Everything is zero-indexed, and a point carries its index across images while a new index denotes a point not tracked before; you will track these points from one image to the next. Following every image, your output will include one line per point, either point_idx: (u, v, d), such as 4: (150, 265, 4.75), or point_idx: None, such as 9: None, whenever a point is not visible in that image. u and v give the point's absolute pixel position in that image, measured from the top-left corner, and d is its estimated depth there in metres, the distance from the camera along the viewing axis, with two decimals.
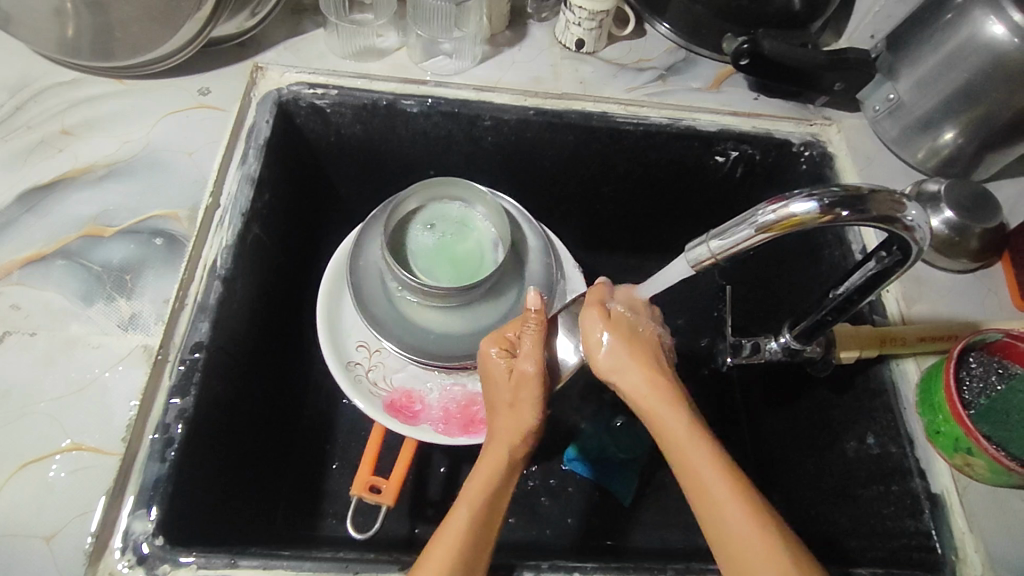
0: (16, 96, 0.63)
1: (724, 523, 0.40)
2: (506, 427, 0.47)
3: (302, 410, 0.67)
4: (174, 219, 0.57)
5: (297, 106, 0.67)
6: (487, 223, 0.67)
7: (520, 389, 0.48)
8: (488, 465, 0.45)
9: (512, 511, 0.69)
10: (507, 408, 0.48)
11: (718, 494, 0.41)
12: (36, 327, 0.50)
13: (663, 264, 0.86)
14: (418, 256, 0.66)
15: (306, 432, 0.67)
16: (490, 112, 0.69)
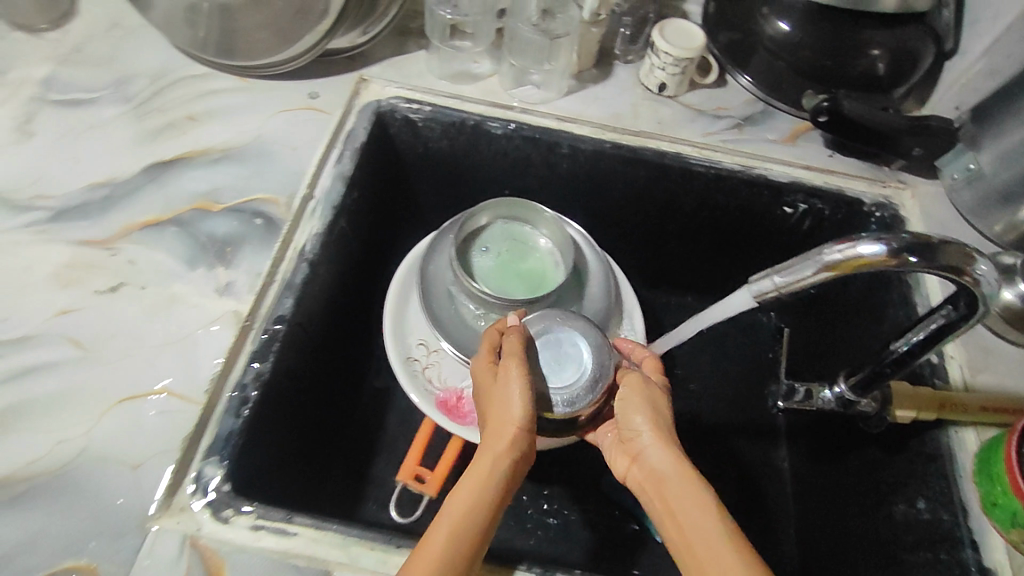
0: (154, 83, 0.71)
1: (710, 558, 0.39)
2: (497, 439, 0.46)
3: (359, 398, 0.71)
4: (274, 203, 0.62)
5: (393, 117, 0.73)
6: (550, 246, 0.72)
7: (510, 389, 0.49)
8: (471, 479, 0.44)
9: (545, 526, 0.70)
10: (497, 416, 0.48)
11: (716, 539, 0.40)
12: (146, 282, 0.55)
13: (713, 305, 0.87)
14: (483, 271, 0.70)
15: (361, 419, 0.70)
16: (568, 141, 0.73)
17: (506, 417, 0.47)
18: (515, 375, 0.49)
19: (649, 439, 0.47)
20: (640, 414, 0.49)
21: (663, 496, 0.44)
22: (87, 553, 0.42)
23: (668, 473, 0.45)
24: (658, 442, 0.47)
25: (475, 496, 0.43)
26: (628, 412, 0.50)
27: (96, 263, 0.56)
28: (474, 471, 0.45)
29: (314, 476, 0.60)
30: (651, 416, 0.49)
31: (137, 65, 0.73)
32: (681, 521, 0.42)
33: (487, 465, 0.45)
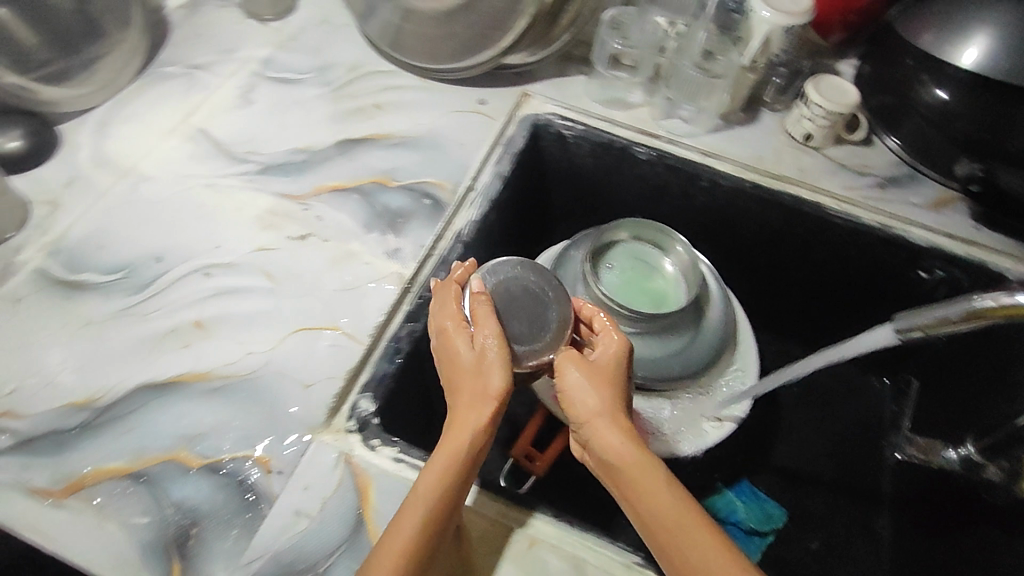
0: (350, 73, 0.82)
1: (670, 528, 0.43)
2: (467, 419, 0.47)
3: None
4: (441, 188, 0.70)
5: (547, 131, 0.79)
6: (677, 269, 0.74)
7: (486, 359, 0.49)
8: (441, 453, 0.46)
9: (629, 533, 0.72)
10: (468, 387, 0.49)
11: (671, 510, 0.44)
12: (329, 236, 0.64)
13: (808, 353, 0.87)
14: (611, 282, 0.75)
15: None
16: (709, 175, 0.76)
17: (479, 392, 0.48)
18: (494, 350, 0.49)
19: (603, 425, 0.48)
20: (594, 395, 0.49)
21: (622, 478, 0.46)
22: (262, 448, 0.50)
23: (623, 451, 0.47)
24: (608, 420, 0.48)
25: (443, 480, 0.45)
26: (578, 389, 0.50)
27: (292, 214, 0.65)
28: (442, 453, 0.46)
29: None
30: (603, 395, 0.49)
31: (338, 57, 0.84)
32: (638, 492, 0.45)
33: (459, 441, 0.46)
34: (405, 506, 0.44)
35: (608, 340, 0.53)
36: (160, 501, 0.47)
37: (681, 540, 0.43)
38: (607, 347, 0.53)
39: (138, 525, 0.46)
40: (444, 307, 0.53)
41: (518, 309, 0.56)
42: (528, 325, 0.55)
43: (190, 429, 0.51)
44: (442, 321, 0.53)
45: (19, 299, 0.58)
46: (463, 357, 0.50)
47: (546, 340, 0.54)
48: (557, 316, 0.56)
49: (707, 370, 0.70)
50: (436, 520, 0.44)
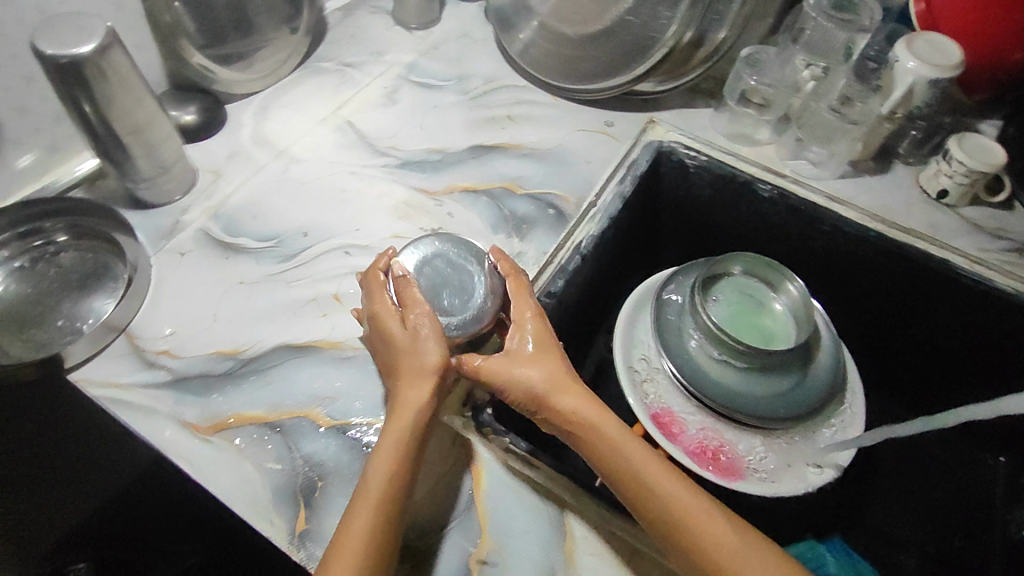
0: (487, 84, 0.86)
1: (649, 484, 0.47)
2: (412, 397, 0.49)
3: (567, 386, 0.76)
4: (565, 201, 0.72)
5: (669, 158, 0.81)
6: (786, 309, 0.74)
7: (420, 336, 0.51)
8: (393, 432, 0.47)
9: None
10: (409, 365, 0.51)
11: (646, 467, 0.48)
12: (458, 232, 0.67)
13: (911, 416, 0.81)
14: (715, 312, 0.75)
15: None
16: (832, 220, 0.75)
17: (417, 367, 0.50)
18: (421, 323, 0.52)
19: (554, 395, 0.51)
20: (539, 367, 0.52)
21: (591, 446, 0.50)
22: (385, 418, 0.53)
23: (584, 418, 0.50)
24: (562, 390, 0.51)
25: (397, 459, 0.46)
26: (524, 367, 0.52)
27: (426, 208, 0.69)
28: (394, 431, 0.48)
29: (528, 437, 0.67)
30: (548, 363, 0.53)
31: (477, 68, 0.89)
32: (610, 452, 0.49)
33: (409, 417, 0.48)
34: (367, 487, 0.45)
35: (519, 303, 0.56)
36: (292, 451, 0.51)
37: (659, 493, 0.46)
38: (535, 314, 0.56)
39: (271, 470, 0.50)
40: (376, 295, 0.55)
41: (445, 283, 0.58)
42: (460, 296, 0.57)
43: (322, 391, 0.55)
44: (374, 308, 0.55)
45: (183, 253, 0.64)
46: (399, 338, 0.52)
47: (484, 308, 0.56)
48: (484, 281, 0.58)
49: (810, 416, 0.69)
50: (398, 496, 0.45)
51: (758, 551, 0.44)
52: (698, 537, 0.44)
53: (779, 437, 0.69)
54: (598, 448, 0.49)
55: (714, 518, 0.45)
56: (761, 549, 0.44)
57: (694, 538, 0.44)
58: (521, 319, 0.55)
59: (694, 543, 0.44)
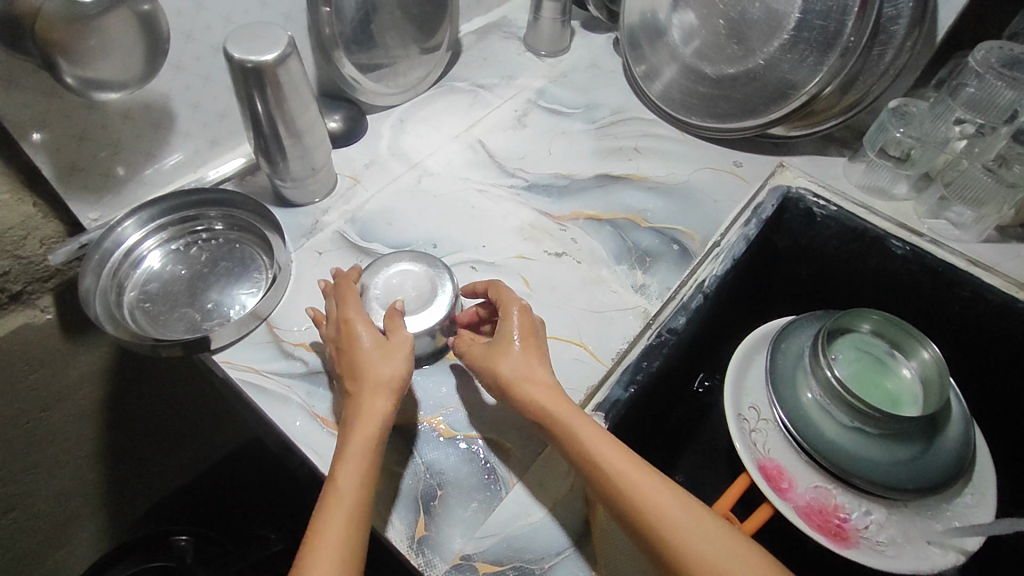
0: (614, 115, 0.87)
1: (629, 484, 0.45)
2: (371, 408, 0.47)
3: (666, 429, 0.76)
4: (690, 238, 0.71)
5: (797, 205, 0.80)
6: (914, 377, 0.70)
7: (383, 349, 0.50)
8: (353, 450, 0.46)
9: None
10: (369, 376, 0.49)
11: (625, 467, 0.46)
12: (581, 259, 0.68)
13: None
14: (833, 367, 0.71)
15: (663, 458, 0.76)
16: (973, 284, 0.71)
17: (376, 379, 0.49)
18: (397, 335, 0.51)
19: (520, 387, 0.50)
20: (507, 363, 0.51)
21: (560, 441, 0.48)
22: (503, 434, 0.54)
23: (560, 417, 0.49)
24: (529, 382, 0.50)
25: (360, 475, 0.45)
26: (497, 363, 0.52)
27: (551, 231, 0.70)
28: (357, 445, 0.46)
29: None
30: (521, 355, 0.52)
31: (605, 99, 0.90)
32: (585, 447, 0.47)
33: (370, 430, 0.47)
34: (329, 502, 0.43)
35: (503, 302, 0.55)
36: (415, 457, 0.52)
37: (636, 492, 0.44)
38: (519, 312, 0.54)
39: (394, 472, 0.51)
40: (344, 308, 0.53)
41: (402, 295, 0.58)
42: (420, 301, 0.57)
43: (443, 400, 0.56)
44: (343, 316, 0.53)
45: (321, 252, 0.67)
46: (364, 347, 0.50)
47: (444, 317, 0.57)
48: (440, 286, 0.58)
49: (936, 492, 0.64)
50: (365, 513, 0.44)
51: (711, 529, 0.43)
52: (654, 516, 0.43)
53: (903, 511, 0.64)
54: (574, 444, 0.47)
55: (668, 498, 0.44)
56: (716, 527, 0.44)
57: (649, 514, 0.43)
58: (511, 321, 0.54)
59: (647, 519, 0.43)
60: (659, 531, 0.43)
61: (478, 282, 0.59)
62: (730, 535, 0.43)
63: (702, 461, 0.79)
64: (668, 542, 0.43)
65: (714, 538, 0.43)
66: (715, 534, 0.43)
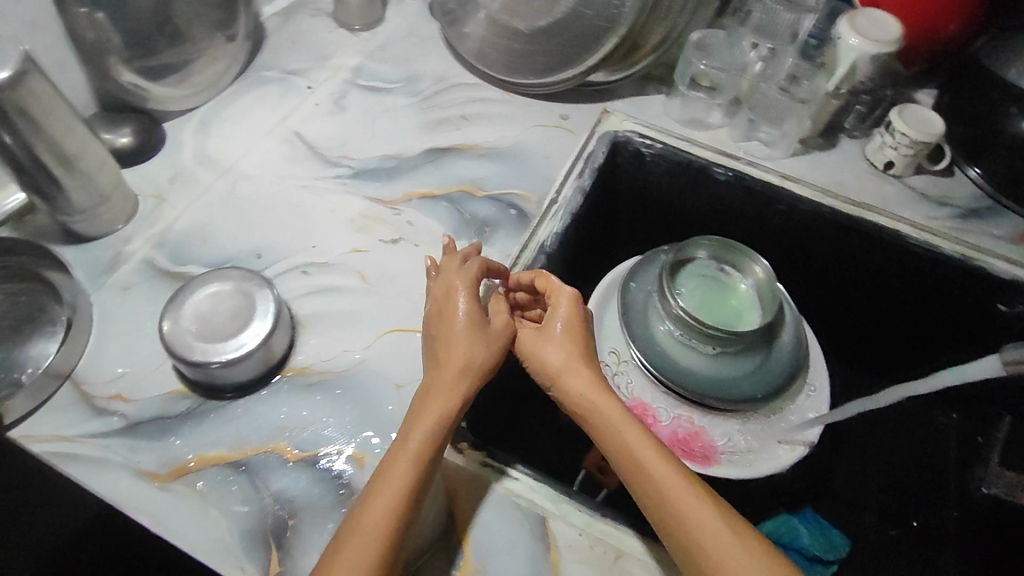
0: (437, 84, 0.84)
1: (659, 480, 0.46)
2: (455, 389, 0.50)
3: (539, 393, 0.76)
4: (527, 200, 0.71)
5: (626, 148, 0.81)
6: (751, 289, 0.75)
7: (477, 329, 0.53)
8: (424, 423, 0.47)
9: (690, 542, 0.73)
10: (456, 352, 0.51)
11: (658, 463, 0.47)
12: (419, 241, 0.65)
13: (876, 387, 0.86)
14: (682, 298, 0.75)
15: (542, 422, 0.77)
16: (788, 198, 0.77)
17: (464, 360, 0.51)
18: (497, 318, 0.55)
19: (566, 378, 0.53)
20: (555, 353, 0.54)
21: (601, 428, 0.50)
22: (354, 444, 0.51)
23: (602, 404, 0.51)
24: (580, 374, 0.53)
25: (428, 440, 0.47)
26: (550, 355, 0.54)
27: (384, 217, 0.67)
28: (425, 421, 0.48)
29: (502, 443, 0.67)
30: (566, 349, 0.54)
31: (426, 68, 0.86)
32: (625, 440, 0.49)
33: (444, 408, 0.49)
34: (391, 469, 0.44)
35: (552, 292, 0.57)
36: (260, 490, 0.48)
37: (671, 490, 0.45)
38: (568, 304, 0.56)
39: (239, 512, 0.47)
40: (454, 273, 0.56)
41: (218, 315, 0.54)
42: (240, 319, 0.54)
43: (285, 422, 0.52)
44: (452, 283, 0.55)
45: (129, 287, 0.61)
46: (460, 322, 0.53)
47: (274, 329, 0.54)
48: (263, 298, 0.55)
49: (778, 393, 0.71)
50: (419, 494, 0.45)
51: (721, 522, 0.43)
52: (681, 511, 0.44)
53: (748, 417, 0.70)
54: (613, 435, 0.49)
55: (683, 492, 0.45)
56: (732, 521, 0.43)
57: (660, 505, 0.45)
58: (560, 312, 0.56)
59: (658, 508, 0.45)
60: (681, 527, 0.43)
61: (520, 273, 0.61)
62: (744, 532, 0.43)
63: None
64: (678, 532, 0.44)
65: (723, 532, 0.43)
66: (723, 530, 0.43)
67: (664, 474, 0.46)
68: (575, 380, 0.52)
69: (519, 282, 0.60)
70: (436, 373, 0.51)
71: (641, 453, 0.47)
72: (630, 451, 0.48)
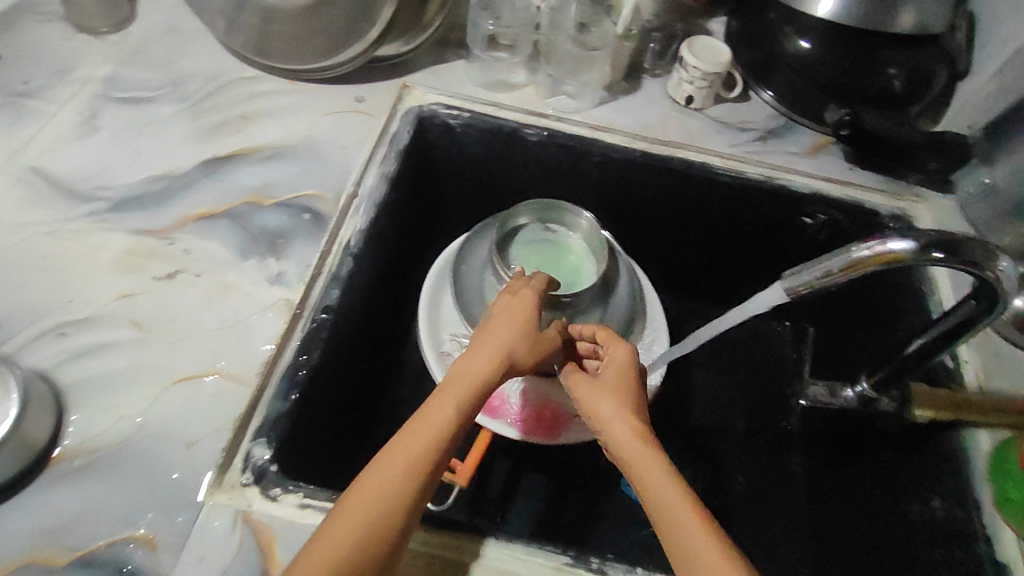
0: (206, 83, 0.74)
1: (691, 540, 0.39)
2: (460, 403, 0.45)
3: (386, 400, 0.74)
4: (322, 200, 0.66)
5: (433, 122, 0.75)
6: (582, 245, 0.74)
7: (503, 350, 0.49)
8: (426, 433, 0.44)
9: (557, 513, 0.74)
10: (474, 363, 0.48)
11: (691, 527, 0.39)
12: (201, 271, 0.59)
13: (716, 313, 0.90)
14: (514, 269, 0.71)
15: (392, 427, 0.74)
16: (600, 150, 0.75)
17: (473, 373, 0.47)
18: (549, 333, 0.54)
19: (610, 426, 0.47)
20: (605, 403, 0.48)
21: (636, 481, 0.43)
22: (144, 526, 0.47)
23: (642, 456, 0.44)
24: (626, 424, 0.46)
25: (444, 423, 0.44)
26: (595, 402, 0.48)
27: (154, 249, 0.60)
28: (424, 434, 0.44)
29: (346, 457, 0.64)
30: (615, 397, 0.48)
31: (191, 65, 0.76)
32: (666, 497, 0.41)
33: (449, 421, 0.45)
34: (370, 485, 0.41)
35: (613, 342, 0.54)
36: None
37: (700, 555, 0.38)
38: (625, 350, 0.52)
39: None
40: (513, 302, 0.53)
41: None
42: None
43: (57, 519, 0.46)
44: (514, 306, 0.53)
45: None
46: (502, 333, 0.50)
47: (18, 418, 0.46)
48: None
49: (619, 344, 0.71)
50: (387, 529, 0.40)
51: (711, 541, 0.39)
52: None
53: None
54: (653, 490, 0.42)
55: (677, 501, 0.41)
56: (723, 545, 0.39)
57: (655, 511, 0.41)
58: (619, 357, 0.52)
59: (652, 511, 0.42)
60: None
61: (584, 329, 0.58)
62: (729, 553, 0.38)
63: None
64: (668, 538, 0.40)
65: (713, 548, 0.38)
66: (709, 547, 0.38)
67: (695, 538, 0.39)
68: (613, 427, 0.46)
69: (581, 335, 0.58)
70: (461, 367, 0.48)
71: (679, 514, 0.40)
72: (673, 516, 0.40)
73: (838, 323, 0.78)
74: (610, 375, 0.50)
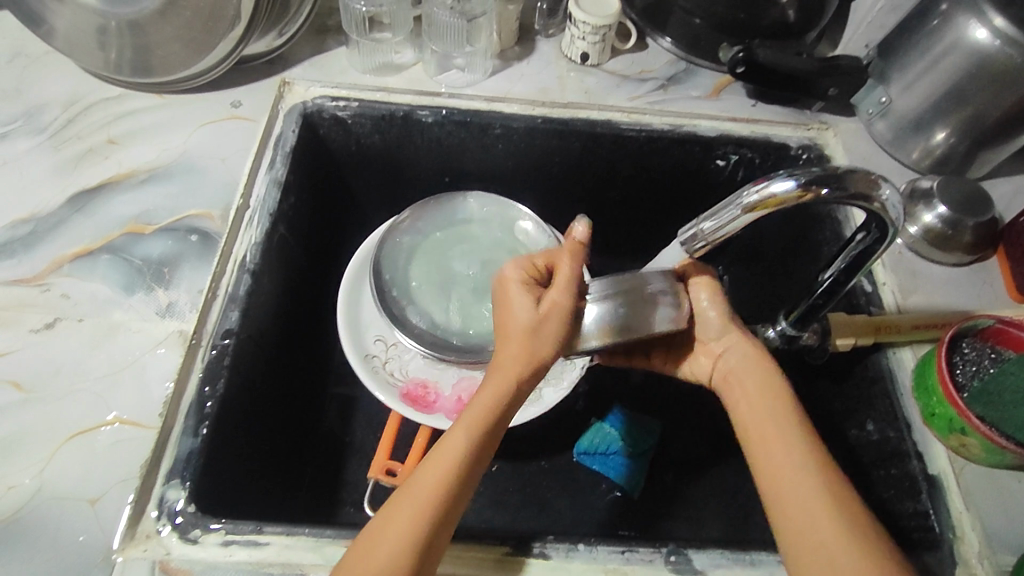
0: (67, 110, 0.69)
1: (798, 484, 0.42)
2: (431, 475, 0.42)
3: (320, 416, 0.73)
4: (208, 218, 0.62)
5: (321, 117, 0.70)
6: (508, 236, 0.75)
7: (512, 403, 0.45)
8: (413, 503, 0.41)
9: (507, 494, 0.72)
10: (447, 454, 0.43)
11: (801, 476, 0.43)
12: (83, 314, 0.56)
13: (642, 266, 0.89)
14: (429, 269, 0.73)
15: (325, 437, 0.73)
16: (500, 121, 0.72)
17: (446, 467, 0.42)
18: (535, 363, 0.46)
19: (751, 364, 0.50)
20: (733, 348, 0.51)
21: (741, 415, 0.48)
22: None
23: (759, 390, 0.48)
24: (757, 362, 0.50)
25: (415, 529, 0.40)
26: (733, 346, 0.52)
27: (27, 300, 0.56)
28: (405, 509, 0.41)
29: (279, 482, 0.62)
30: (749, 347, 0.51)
31: (44, 93, 0.70)
32: (767, 440, 0.45)
33: (428, 492, 0.41)
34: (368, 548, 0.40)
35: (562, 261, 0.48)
36: None
37: (807, 502, 0.41)
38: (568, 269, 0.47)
39: None
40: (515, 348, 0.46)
41: None
42: None
43: None
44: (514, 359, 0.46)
45: None
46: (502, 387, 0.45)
47: None
48: None
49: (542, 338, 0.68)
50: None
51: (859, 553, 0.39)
52: (806, 530, 0.41)
53: None
54: (754, 429, 0.46)
55: (796, 460, 0.43)
56: (865, 536, 0.39)
57: (787, 518, 0.42)
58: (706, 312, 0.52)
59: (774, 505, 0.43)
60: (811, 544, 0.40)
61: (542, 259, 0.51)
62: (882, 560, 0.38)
63: (373, 408, 0.76)
64: (787, 531, 0.41)
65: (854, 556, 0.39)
66: (835, 532, 0.40)
67: (805, 483, 0.42)
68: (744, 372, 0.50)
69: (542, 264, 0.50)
70: (436, 454, 0.43)
71: (793, 461, 0.43)
72: (776, 459, 0.44)
73: (762, 265, 0.79)
74: (720, 325, 0.52)
